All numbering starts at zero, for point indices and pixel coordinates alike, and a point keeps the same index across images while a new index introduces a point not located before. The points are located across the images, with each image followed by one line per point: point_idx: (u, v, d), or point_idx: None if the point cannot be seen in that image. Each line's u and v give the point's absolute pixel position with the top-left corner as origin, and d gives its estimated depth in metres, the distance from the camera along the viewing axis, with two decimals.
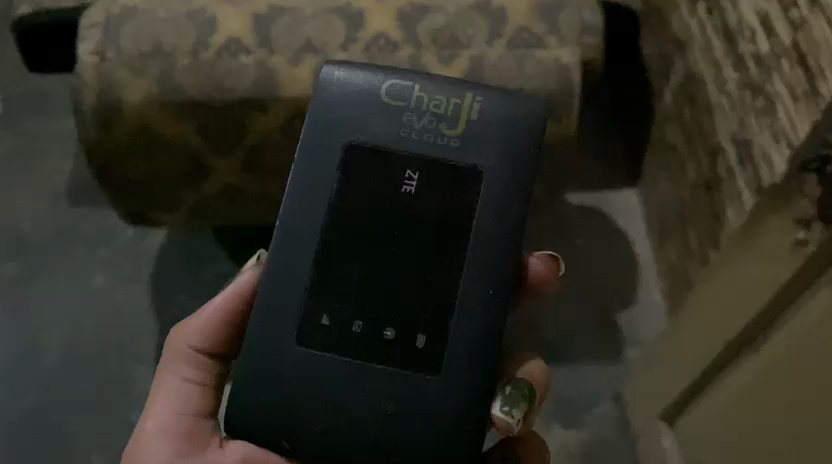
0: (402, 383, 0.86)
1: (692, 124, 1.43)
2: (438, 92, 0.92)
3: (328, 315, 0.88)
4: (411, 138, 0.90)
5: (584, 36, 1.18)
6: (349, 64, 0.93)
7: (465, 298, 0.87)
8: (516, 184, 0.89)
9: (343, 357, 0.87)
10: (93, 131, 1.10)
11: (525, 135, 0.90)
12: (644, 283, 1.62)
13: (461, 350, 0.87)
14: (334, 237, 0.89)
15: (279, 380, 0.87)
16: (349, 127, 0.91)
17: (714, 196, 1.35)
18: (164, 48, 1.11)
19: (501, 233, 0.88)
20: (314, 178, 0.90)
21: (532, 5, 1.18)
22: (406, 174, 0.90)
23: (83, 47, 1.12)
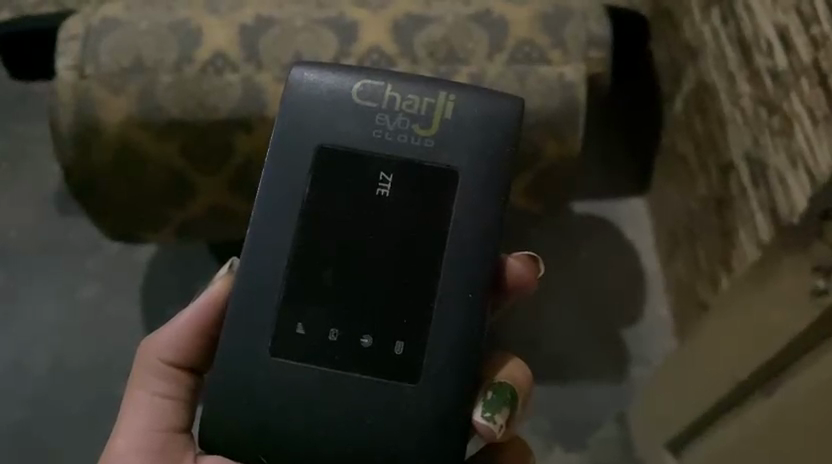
0: (379, 393, 0.81)
1: (702, 136, 1.37)
2: (411, 91, 0.85)
3: (302, 324, 0.82)
4: (385, 139, 0.85)
5: (590, 49, 1.11)
6: (317, 63, 0.86)
7: (443, 307, 0.82)
8: (495, 183, 0.84)
9: (317, 366, 0.82)
10: (71, 152, 1.04)
11: (504, 135, 0.84)
12: (650, 297, 1.57)
13: (439, 359, 0.81)
14: (305, 243, 0.83)
15: (255, 390, 0.82)
16: (319, 131, 0.85)
17: (724, 214, 1.29)
18: (146, 63, 1.05)
19: (480, 236, 0.83)
20: (283, 183, 0.84)
21: (535, 16, 1.12)
22: (380, 176, 0.84)
23: (61, 62, 1.06)
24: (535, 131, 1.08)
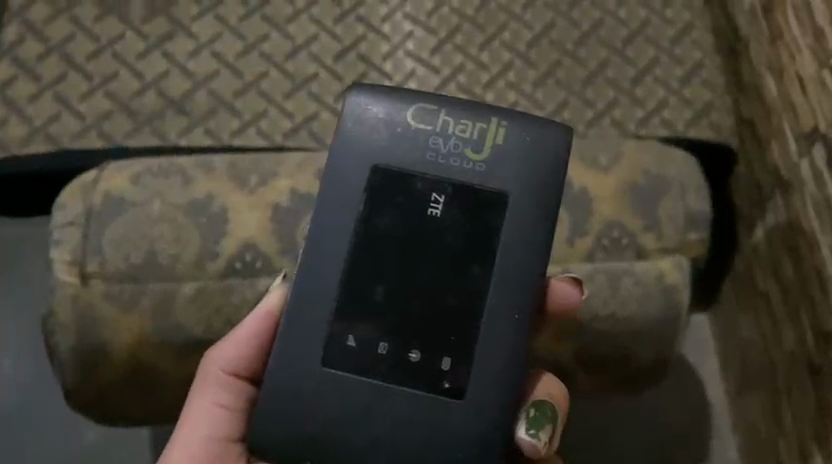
0: (428, 408, 0.76)
1: (793, 282, 1.19)
2: (464, 116, 0.81)
3: (353, 338, 0.77)
4: (437, 163, 0.80)
5: (688, 230, 0.94)
6: (371, 87, 0.82)
7: (491, 322, 0.77)
8: (543, 203, 0.79)
9: (366, 381, 0.76)
10: (75, 375, 0.88)
11: (550, 169, 0.80)
12: (716, 434, 1.42)
13: (488, 374, 0.77)
14: (360, 255, 0.78)
15: (301, 401, 0.76)
16: (372, 151, 0.80)
17: (820, 383, 1.13)
18: (162, 260, 0.87)
19: (532, 249, 0.78)
20: (338, 200, 0.80)
21: (622, 189, 0.94)
22: (432, 196, 0.80)
23: (56, 257, 0.88)
24: (625, 340, 0.91)
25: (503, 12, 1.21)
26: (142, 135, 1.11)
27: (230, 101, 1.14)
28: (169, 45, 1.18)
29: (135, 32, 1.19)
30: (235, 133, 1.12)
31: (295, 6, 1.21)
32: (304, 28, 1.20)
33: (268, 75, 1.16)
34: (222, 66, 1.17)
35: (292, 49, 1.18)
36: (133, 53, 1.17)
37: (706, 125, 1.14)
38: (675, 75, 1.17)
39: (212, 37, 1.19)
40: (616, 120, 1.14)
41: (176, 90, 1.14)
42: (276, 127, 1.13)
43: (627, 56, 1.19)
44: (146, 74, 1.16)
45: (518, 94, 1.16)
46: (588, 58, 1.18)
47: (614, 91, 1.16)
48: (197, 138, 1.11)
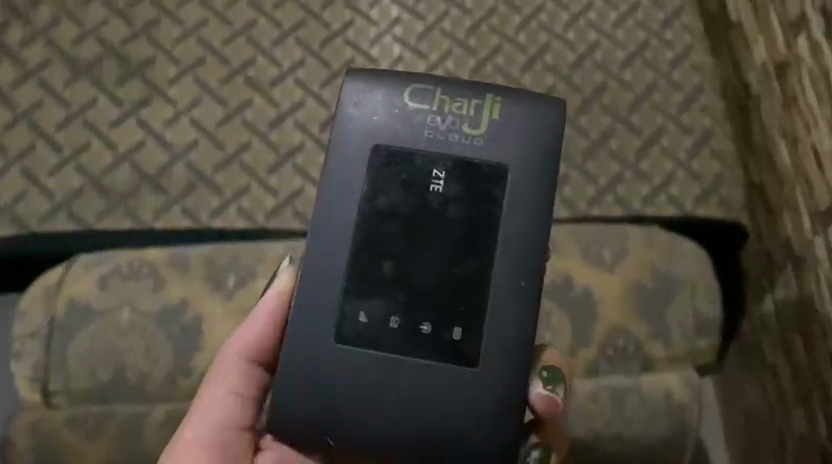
0: (445, 382, 0.71)
1: (805, 366, 1.13)
2: (460, 93, 0.76)
3: (366, 313, 0.73)
4: (436, 140, 0.75)
5: (698, 337, 0.87)
6: (365, 74, 0.77)
7: (497, 294, 0.73)
8: (545, 171, 0.74)
9: (379, 354, 0.72)
10: None
11: (552, 133, 0.75)
12: None
13: (500, 350, 0.72)
14: (367, 231, 0.74)
15: (319, 382, 0.72)
16: (372, 133, 0.75)
17: None
18: (130, 376, 0.84)
19: (536, 214, 0.74)
20: (341, 181, 0.75)
21: (627, 292, 0.88)
22: (433, 173, 0.75)
23: (19, 372, 0.85)
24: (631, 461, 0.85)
25: (499, 75, 1.16)
26: (114, 216, 1.04)
27: (209, 176, 1.07)
28: (144, 111, 1.11)
29: (110, 98, 1.12)
30: (214, 213, 1.04)
31: (281, 68, 1.16)
32: (290, 91, 1.14)
33: (251, 146, 1.10)
34: (201, 136, 1.10)
35: (277, 116, 1.12)
36: (106, 122, 1.10)
37: (716, 203, 1.07)
38: (684, 145, 1.11)
39: (191, 102, 1.12)
40: (620, 198, 1.07)
41: (152, 165, 1.07)
42: (258, 205, 1.05)
43: (632, 125, 1.12)
44: (120, 146, 1.09)
45: None
46: (590, 127, 1.12)
47: (618, 164, 1.09)
48: (174, 219, 1.04)
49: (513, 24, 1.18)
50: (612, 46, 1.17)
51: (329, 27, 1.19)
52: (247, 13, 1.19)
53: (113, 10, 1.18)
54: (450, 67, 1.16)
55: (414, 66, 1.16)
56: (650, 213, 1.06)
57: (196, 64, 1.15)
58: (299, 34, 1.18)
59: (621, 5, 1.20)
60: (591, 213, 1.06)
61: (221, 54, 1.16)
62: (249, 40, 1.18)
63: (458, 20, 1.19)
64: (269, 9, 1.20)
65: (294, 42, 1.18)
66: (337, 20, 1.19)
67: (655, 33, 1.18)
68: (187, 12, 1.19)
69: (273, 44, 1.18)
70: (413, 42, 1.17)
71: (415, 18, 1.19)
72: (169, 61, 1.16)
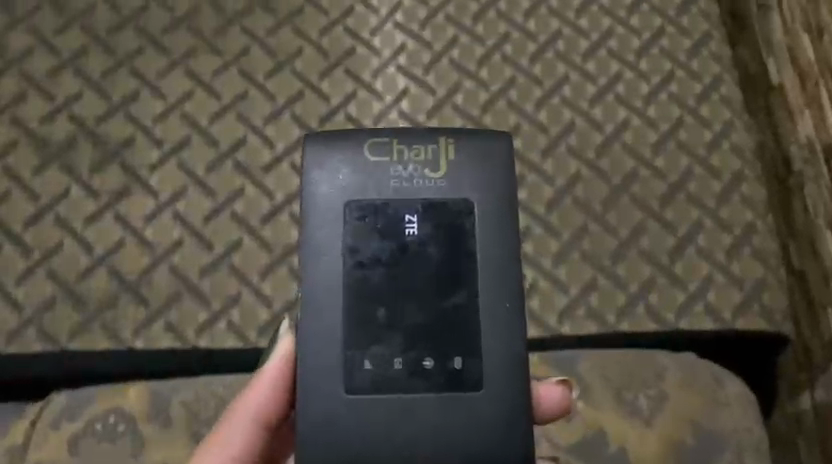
0: (459, 410, 0.65)
1: None
2: (413, 139, 0.70)
3: (368, 357, 0.66)
4: (402, 189, 0.69)
5: None
6: (317, 138, 0.71)
7: (481, 320, 0.67)
8: (505, 195, 0.70)
9: (391, 396, 0.65)
10: None
11: (502, 163, 0.70)
12: None
13: (499, 363, 0.67)
14: (354, 284, 0.67)
15: (337, 426, 0.65)
16: (343, 194, 0.69)
17: None
18: None
19: (508, 238, 0.69)
20: (318, 249, 0.68)
21: None
22: (406, 219, 0.68)
23: None
24: None
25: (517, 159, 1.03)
26: (88, 333, 0.93)
27: (195, 283, 0.96)
28: (123, 204, 1.00)
29: (83, 188, 1.00)
30: (200, 330, 0.94)
31: (275, 150, 1.04)
32: (285, 178, 1.03)
33: (242, 245, 0.98)
34: (186, 234, 0.99)
35: (270, 208, 1.01)
36: (80, 218, 0.99)
37: (756, 311, 0.97)
38: (722, 245, 1.00)
39: (174, 193, 1.01)
40: (653, 307, 0.96)
41: (132, 271, 0.96)
42: (249, 319, 0.94)
43: (665, 220, 1.01)
44: (96, 248, 0.97)
45: (537, 271, 0.97)
46: (620, 222, 1.00)
47: (651, 267, 0.98)
48: (156, 336, 0.93)
49: (534, 99, 1.06)
50: (642, 125, 1.05)
51: (328, 101, 1.07)
52: (236, 84, 1.08)
53: (86, 82, 1.06)
54: None
55: None
56: (685, 326, 0.96)
57: (179, 145, 1.03)
58: (295, 109, 1.06)
59: (653, 77, 1.08)
60: (622, 326, 0.95)
61: (208, 134, 1.04)
62: (238, 117, 1.06)
63: (471, 94, 1.07)
64: (261, 80, 1.08)
65: (289, 117, 1.06)
66: (337, 93, 1.07)
67: (691, 110, 1.07)
68: (171, 84, 1.07)
69: (265, 121, 1.06)
70: (422, 120, 1.06)
71: (424, 91, 1.07)
72: (149, 141, 1.03)
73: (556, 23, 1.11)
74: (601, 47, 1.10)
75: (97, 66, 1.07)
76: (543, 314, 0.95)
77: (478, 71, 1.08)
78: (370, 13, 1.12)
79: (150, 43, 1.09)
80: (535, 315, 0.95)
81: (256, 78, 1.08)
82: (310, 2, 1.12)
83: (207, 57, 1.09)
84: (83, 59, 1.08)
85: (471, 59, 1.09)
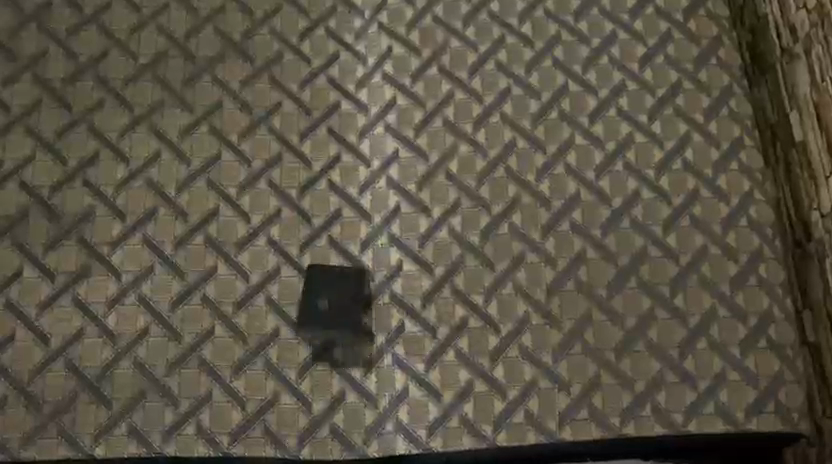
0: (386, 310, 0.91)
1: None
2: (347, 147, 0.98)
3: (323, 294, 0.91)
4: (344, 188, 0.96)
5: None
6: (272, 181, 0.96)
7: (390, 251, 0.94)
8: (421, 161, 0.97)
9: (338, 312, 0.90)
10: None
11: (413, 150, 0.97)
12: None
13: (415, 276, 0.93)
14: (311, 249, 0.94)
15: (316, 343, 0.90)
16: (307, 201, 0.95)
17: None
18: None
19: (417, 189, 0.96)
20: (285, 243, 0.94)
21: None
22: (348, 199, 0.96)
23: None
24: None
25: (516, 237, 0.94)
26: (45, 439, 0.85)
27: (162, 380, 0.88)
28: (83, 286, 0.91)
29: (38, 269, 0.92)
30: (167, 435, 0.86)
31: (250, 224, 0.94)
32: (261, 256, 0.93)
33: (214, 334, 0.90)
34: (153, 321, 0.90)
35: (245, 292, 0.92)
36: (34, 303, 0.90)
37: (772, 411, 0.90)
38: (737, 336, 0.92)
39: (139, 274, 0.92)
40: (660, 408, 0.89)
41: (92, 365, 0.88)
42: (223, 421, 0.87)
43: (676, 308, 0.92)
44: (52, 339, 0.89)
45: (536, 367, 0.89)
46: (626, 310, 0.92)
47: (660, 362, 0.90)
48: (119, 443, 0.85)
49: (536, 167, 0.96)
50: (654, 198, 0.96)
51: (310, 165, 0.97)
52: (207, 143, 0.97)
53: (41, 145, 0.96)
54: (457, 226, 0.94)
55: (413, 223, 0.94)
56: (694, 428, 0.88)
57: (144, 218, 0.94)
58: (273, 175, 0.96)
59: (666, 141, 0.99)
60: (626, 431, 0.88)
61: (175, 204, 0.95)
62: (209, 184, 0.96)
63: (467, 160, 0.97)
64: (234, 141, 0.97)
65: (266, 185, 0.96)
66: (320, 156, 0.97)
67: (706, 181, 0.97)
68: (134, 146, 0.97)
69: (240, 189, 0.96)
70: (413, 190, 0.96)
71: (415, 157, 0.97)
72: (112, 214, 0.94)
73: (562, 78, 1.00)
74: (611, 105, 1.00)
75: (52, 125, 0.97)
76: (541, 418, 0.87)
77: (476, 133, 0.98)
78: (357, 62, 1.01)
79: (110, 96, 0.99)
80: (533, 417, 0.87)
81: (229, 138, 0.97)
82: (289, 48, 1.01)
83: (174, 112, 0.98)
84: (36, 116, 0.97)
85: (467, 119, 0.99)
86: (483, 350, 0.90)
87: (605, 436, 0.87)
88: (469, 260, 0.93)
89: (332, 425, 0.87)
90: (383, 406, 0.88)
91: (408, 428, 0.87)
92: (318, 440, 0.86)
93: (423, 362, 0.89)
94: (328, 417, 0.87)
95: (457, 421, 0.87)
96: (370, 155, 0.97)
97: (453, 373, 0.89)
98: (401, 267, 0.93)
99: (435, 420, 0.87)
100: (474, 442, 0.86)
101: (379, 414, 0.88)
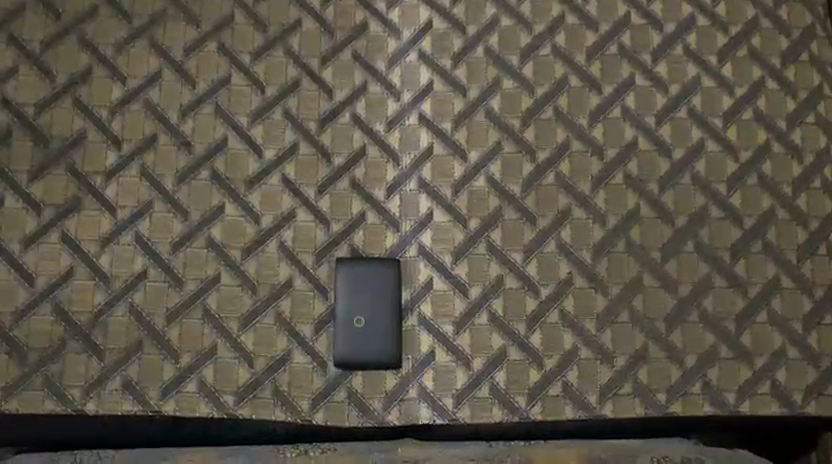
0: (414, 262, 0.82)
1: None
2: (375, 76, 0.85)
3: (345, 244, 0.82)
4: (369, 122, 0.85)
5: None
6: (288, 111, 0.84)
7: (421, 199, 0.83)
8: (459, 96, 0.85)
9: (361, 265, 0.81)
10: None
11: (450, 83, 0.85)
12: None
13: (447, 227, 0.82)
14: (331, 192, 0.83)
15: (339, 302, 0.80)
16: (327, 137, 0.84)
17: None
18: None
19: (453, 128, 0.84)
20: (301, 183, 0.83)
21: None
22: (373, 135, 0.84)
23: None
24: None
25: (563, 189, 0.83)
26: (29, 390, 0.77)
27: (161, 331, 0.79)
28: (73, 221, 0.81)
29: (22, 199, 0.81)
30: (165, 391, 0.77)
31: (262, 159, 0.83)
32: (273, 197, 0.82)
33: (220, 282, 0.80)
34: (152, 265, 0.80)
35: (255, 236, 0.82)
36: (17, 238, 0.80)
37: None
38: (802, 311, 0.82)
39: (136, 210, 0.81)
40: (711, 387, 0.80)
41: (83, 311, 0.79)
42: (227, 380, 0.78)
43: (735, 276, 0.83)
44: (37, 279, 0.79)
45: (577, 335, 0.80)
46: (680, 276, 0.82)
47: (713, 335, 0.81)
48: (111, 399, 0.77)
49: (589, 109, 0.85)
50: (719, 151, 0.85)
51: (332, 95, 0.85)
52: (215, 64, 0.85)
53: (25, 56, 0.84)
54: (496, 173, 0.84)
55: (447, 168, 0.84)
56: (747, 410, 0.80)
57: (142, 147, 0.83)
58: (289, 104, 0.85)
59: (738, 87, 0.87)
60: (672, 410, 0.79)
61: (178, 133, 0.83)
62: (217, 111, 0.84)
63: (511, 97, 0.85)
64: (247, 63, 0.85)
65: (282, 115, 0.84)
66: (344, 85, 0.85)
67: (779, 134, 0.86)
68: (132, 63, 0.85)
69: (252, 119, 0.84)
70: (448, 129, 0.84)
71: (452, 91, 0.85)
72: (106, 140, 0.83)
73: (624, 7, 0.88)
74: (677, 43, 0.87)
75: (39, 33, 0.85)
76: (580, 391, 0.79)
77: (523, 67, 0.86)
78: None
79: (105, 3, 0.86)
80: (572, 391, 0.79)
81: (241, 59, 0.85)
82: None
83: (178, 26, 0.86)
84: (19, 22, 0.85)
85: (513, 49, 0.86)
86: (519, 313, 0.81)
87: (648, 414, 0.79)
88: (508, 211, 0.83)
89: (349, 389, 0.79)
90: (406, 370, 0.79)
91: (433, 396, 0.79)
92: (332, 404, 0.78)
93: (452, 323, 0.80)
94: (344, 380, 0.79)
95: (487, 391, 0.79)
96: (401, 87, 0.85)
97: (485, 337, 0.80)
98: (431, 217, 0.83)
99: (463, 389, 0.79)
100: (505, 414, 0.78)
101: (401, 379, 0.79)
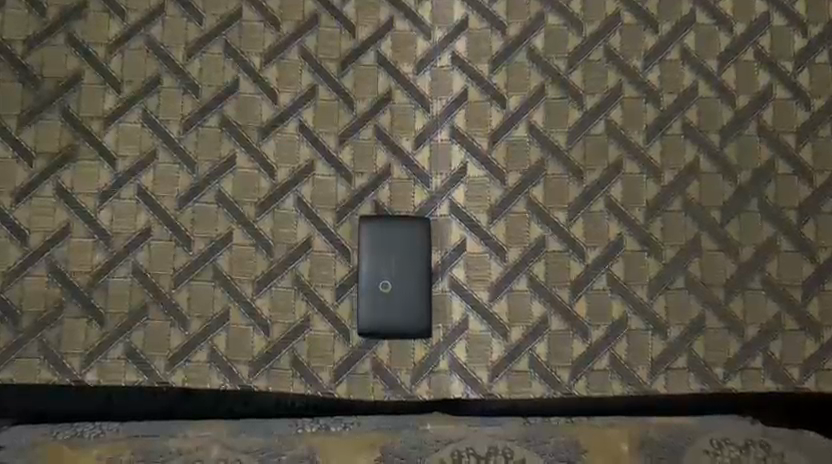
0: (445, 222, 0.74)
1: None
2: (403, 11, 0.76)
3: (370, 200, 0.74)
4: (396, 64, 0.75)
5: None
6: (306, 51, 0.75)
7: (454, 151, 0.74)
8: (497, 35, 0.76)
9: (388, 224, 0.72)
10: None
11: (488, 19, 0.76)
12: None
13: (483, 183, 0.74)
14: (354, 141, 0.74)
15: (363, 264, 0.72)
16: (349, 79, 0.75)
17: None
18: None
19: (491, 70, 0.75)
20: (320, 133, 0.74)
21: None
22: (401, 78, 0.75)
23: None
24: None
25: (613, 139, 0.74)
26: (24, 358, 0.70)
27: (168, 294, 0.72)
28: (68, 172, 0.73)
29: (12, 148, 0.73)
30: (174, 360, 0.71)
31: (277, 105, 0.75)
32: (290, 148, 0.74)
33: (231, 242, 0.73)
34: (156, 221, 0.73)
35: (270, 190, 0.73)
36: (7, 191, 0.72)
37: None
38: None
39: (138, 161, 0.73)
40: (773, 361, 0.72)
41: (81, 272, 0.72)
42: (240, 349, 0.71)
43: (803, 239, 0.74)
44: (30, 236, 0.72)
45: (626, 303, 0.72)
46: (742, 239, 0.74)
47: (777, 304, 0.73)
48: (114, 369, 0.70)
49: (643, 50, 0.76)
50: (788, 99, 0.76)
51: (354, 33, 0.76)
52: None
53: None
54: (539, 122, 0.75)
55: (484, 115, 0.75)
56: (813, 387, 0.72)
57: (144, 90, 0.74)
58: (306, 43, 0.75)
59: (811, 26, 0.77)
60: (730, 386, 0.71)
61: (182, 74, 0.75)
62: (226, 50, 0.75)
63: (556, 37, 0.76)
64: None
65: (298, 55, 0.75)
66: (368, 21, 0.76)
67: None
68: None
69: (265, 60, 0.75)
70: (485, 72, 0.75)
71: (490, 29, 0.76)
72: (103, 82, 0.74)
73: None
74: None
75: None
76: (630, 365, 0.71)
77: (570, 2, 0.76)
78: None
79: None
80: (620, 364, 0.71)
81: None
82: None
83: None
84: None
85: None
86: (562, 279, 0.73)
87: (704, 390, 0.71)
88: (551, 165, 0.74)
89: (374, 359, 0.71)
90: (437, 341, 0.72)
91: (466, 368, 0.71)
92: (356, 375, 0.71)
93: (488, 289, 0.73)
94: (368, 350, 0.72)
95: (525, 363, 0.71)
96: (432, 23, 0.76)
97: (524, 305, 0.72)
98: (465, 171, 0.74)
99: (499, 362, 0.71)
100: (546, 389, 0.71)
101: (431, 350, 0.72)
